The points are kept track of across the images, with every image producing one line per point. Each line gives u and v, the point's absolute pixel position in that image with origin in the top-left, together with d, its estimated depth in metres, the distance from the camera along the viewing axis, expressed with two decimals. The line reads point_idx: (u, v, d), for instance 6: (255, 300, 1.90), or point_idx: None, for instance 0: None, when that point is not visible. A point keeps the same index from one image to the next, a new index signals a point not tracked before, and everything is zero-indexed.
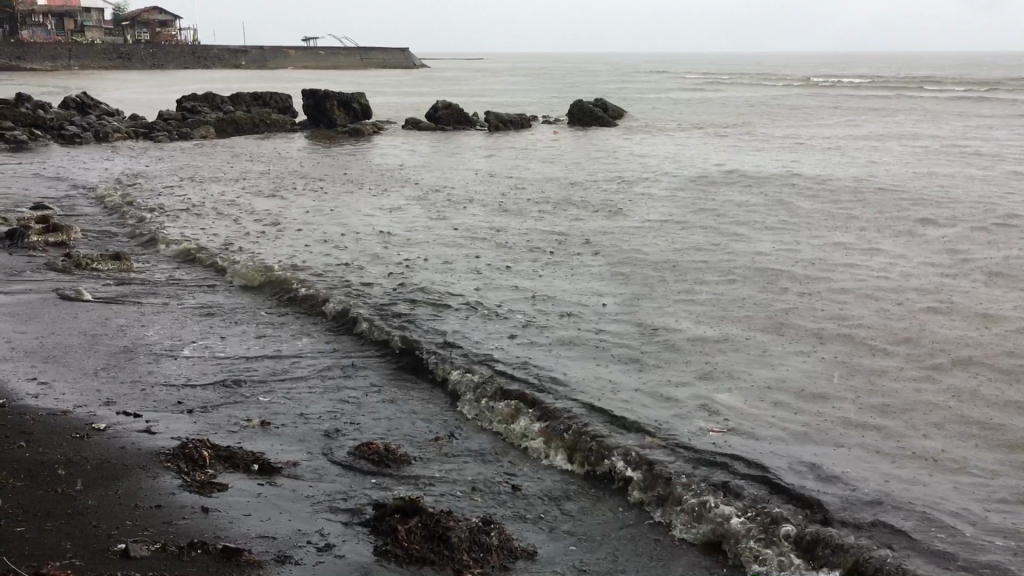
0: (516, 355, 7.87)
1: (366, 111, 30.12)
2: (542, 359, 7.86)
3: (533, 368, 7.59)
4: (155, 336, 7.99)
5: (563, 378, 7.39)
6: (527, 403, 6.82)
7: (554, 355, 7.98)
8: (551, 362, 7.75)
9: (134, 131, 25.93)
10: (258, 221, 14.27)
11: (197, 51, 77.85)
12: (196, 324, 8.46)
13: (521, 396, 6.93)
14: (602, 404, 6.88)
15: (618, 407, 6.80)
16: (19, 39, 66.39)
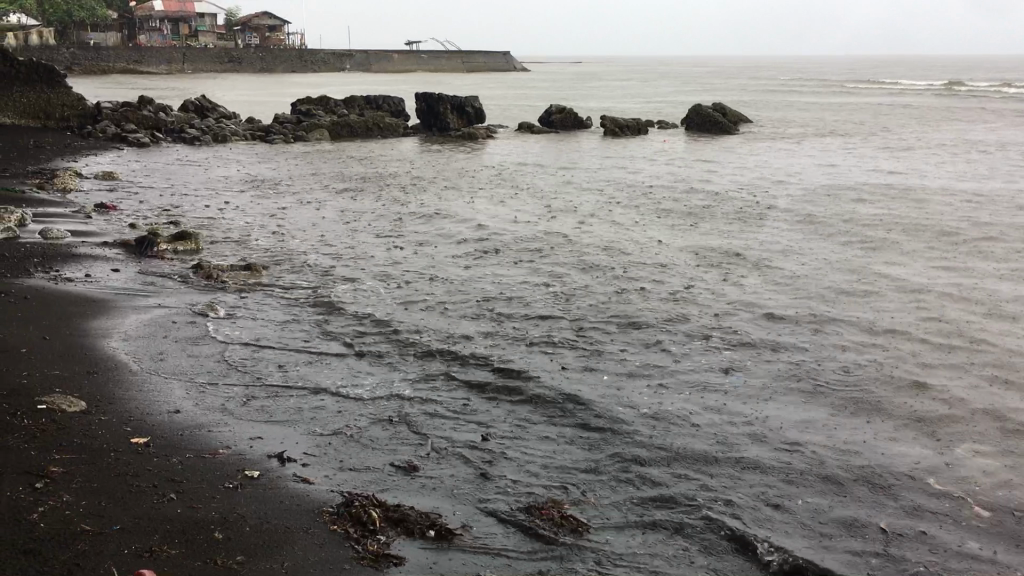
0: (695, 398, 6.98)
1: (479, 114, 29.57)
2: (726, 401, 6.95)
3: (719, 414, 6.69)
4: (299, 361, 7.31)
5: (753, 426, 6.50)
6: (722, 460, 5.91)
7: (742, 397, 7.06)
8: (734, 407, 6.84)
9: (250, 134, 25.92)
10: (385, 231, 13.72)
11: (304, 54, 79.27)
12: (340, 347, 7.74)
13: (715, 450, 6.05)
14: (805, 458, 5.98)
15: (823, 465, 5.90)
16: (137, 44, 68.56)
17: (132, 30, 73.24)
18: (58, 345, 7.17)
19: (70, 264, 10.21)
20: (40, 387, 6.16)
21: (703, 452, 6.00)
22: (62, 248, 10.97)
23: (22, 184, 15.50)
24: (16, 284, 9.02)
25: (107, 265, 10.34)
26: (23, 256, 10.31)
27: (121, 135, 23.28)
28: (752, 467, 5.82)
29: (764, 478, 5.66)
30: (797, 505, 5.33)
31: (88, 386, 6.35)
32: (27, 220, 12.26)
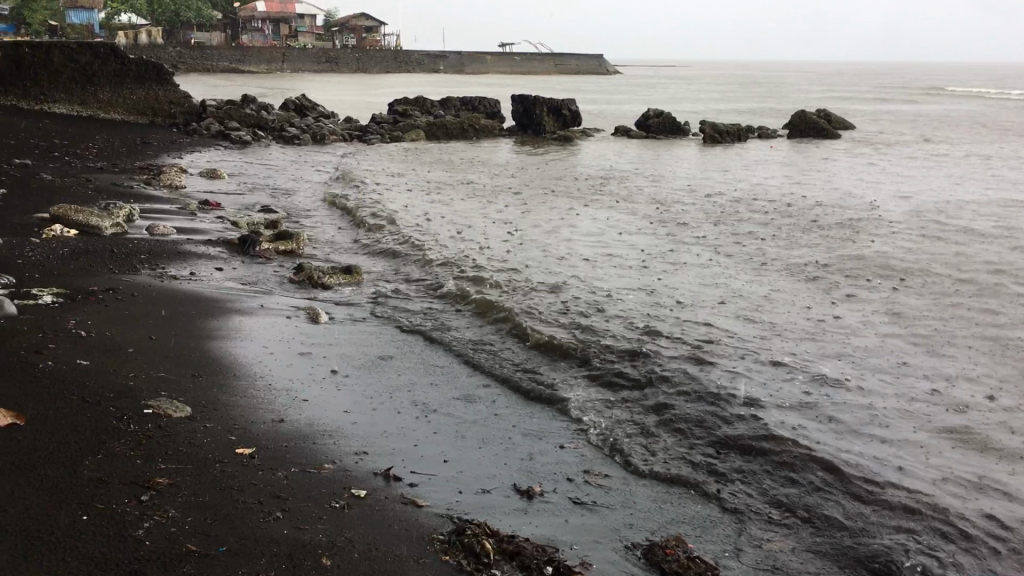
0: (819, 424, 6.53)
1: (576, 117, 29.22)
2: (850, 429, 6.48)
3: (843, 442, 6.23)
4: (404, 372, 7.07)
5: (881, 457, 6.03)
6: (852, 495, 5.45)
7: (868, 424, 6.59)
8: (861, 435, 6.37)
9: (348, 133, 26.11)
10: (483, 236, 13.50)
11: (399, 55, 80.23)
12: (445, 360, 7.47)
13: (843, 483, 5.60)
14: (941, 496, 5.50)
15: (960, 504, 5.40)
16: (240, 44, 70.41)
17: (235, 30, 75.35)
18: (164, 346, 7.11)
19: (176, 261, 10.26)
20: (146, 389, 6.06)
21: (832, 487, 5.55)
22: (168, 245, 11.05)
23: (131, 180, 15.82)
24: (125, 281, 9.08)
25: (211, 263, 10.36)
26: (131, 253, 10.41)
27: (225, 133, 23.70)
28: (884, 503, 5.36)
29: (898, 517, 5.20)
30: (935, 548, 4.88)
31: (194, 391, 6.23)
32: (135, 217, 12.44)
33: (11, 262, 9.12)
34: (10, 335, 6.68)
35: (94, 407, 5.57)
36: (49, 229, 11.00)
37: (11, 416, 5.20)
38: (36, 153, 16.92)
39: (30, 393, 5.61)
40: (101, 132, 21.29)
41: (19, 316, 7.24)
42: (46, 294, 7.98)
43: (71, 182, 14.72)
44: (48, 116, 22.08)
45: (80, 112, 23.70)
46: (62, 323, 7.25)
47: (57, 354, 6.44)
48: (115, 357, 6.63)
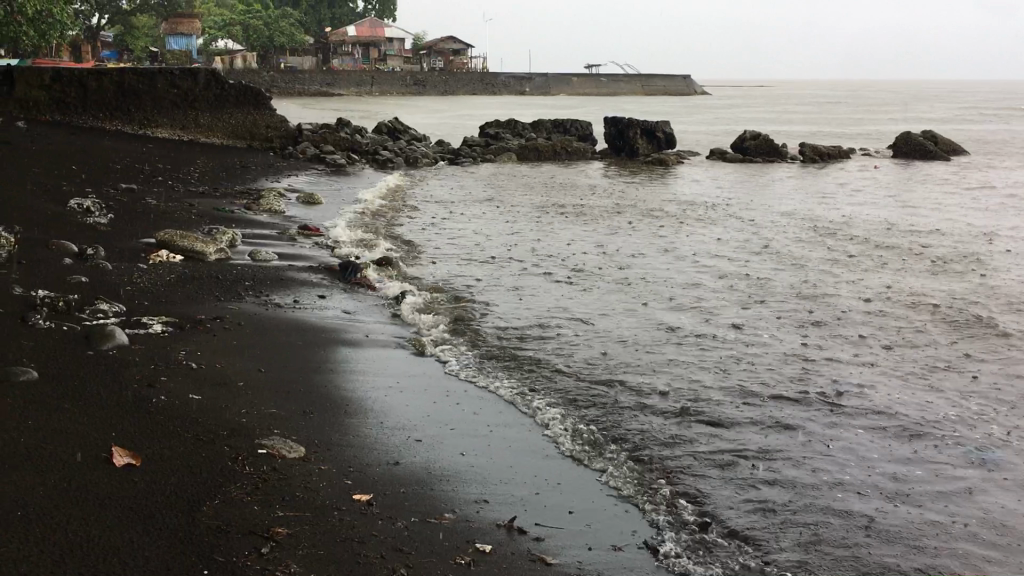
0: (965, 475, 6.03)
1: (670, 139, 28.74)
2: (1000, 482, 5.96)
3: (995, 497, 5.73)
4: (515, 413, 6.73)
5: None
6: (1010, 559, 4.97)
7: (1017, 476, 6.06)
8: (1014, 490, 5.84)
9: (441, 156, 26.18)
10: (583, 265, 13.14)
11: (486, 77, 80.67)
12: (555, 398, 7.11)
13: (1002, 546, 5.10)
14: None
15: None
16: (331, 68, 71.97)
17: (326, 54, 76.85)
18: (273, 380, 6.95)
19: (280, 289, 10.20)
20: (258, 427, 5.88)
21: (988, 550, 5.06)
22: (270, 272, 11.01)
23: (232, 204, 15.97)
24: (231, 309, 9.02)
25: (313, 291, 10.28)
26: (235, 280, 10.40)
27: (320, 157, 23.93)
28: None
29: None
30: None
31: (306, 430, 6.02)
32: (238, 242, 12.48)
33: (120, 289, 9.15)
34: (123, 368, 6.59)
35: (208, 446, 5.41)
36: (156, 254, 11.09)
37: (127, 455, 5.05)
38: (142, 177, 17.26)
39: (145, 429, 5.48)
40: (202, 156, 21.69)
41: (129, 347, 7.17)
42: (155, 323, 7.93)
43: (175, 206, 14.93)
44: (152, 141, 22.60)
45: (182, 136, 24.24)
46: (172, 354, 7.16)
47: (169, 387, 6.33)
48: (225, 392, 6.48)
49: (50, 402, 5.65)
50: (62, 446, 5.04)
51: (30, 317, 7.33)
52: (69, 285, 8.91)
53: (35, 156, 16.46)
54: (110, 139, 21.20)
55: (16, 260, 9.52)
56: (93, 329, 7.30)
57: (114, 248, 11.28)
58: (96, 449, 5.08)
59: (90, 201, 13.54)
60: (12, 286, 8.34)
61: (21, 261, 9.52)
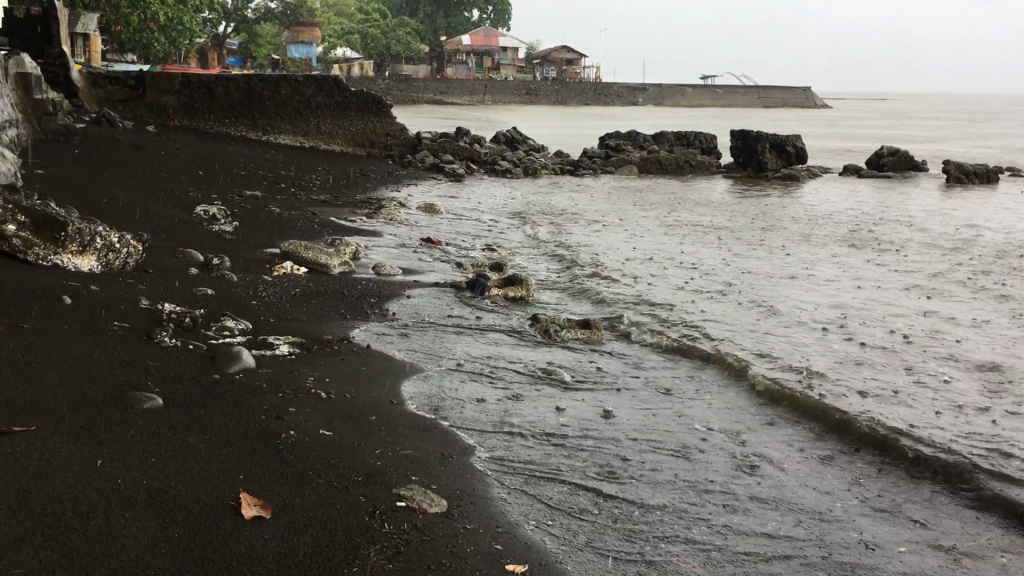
0: None
1: (800, 154, 27.43)
2: None
3: None
4: (672, 468, 5.99)
5: None
6: None
7: None
8: None
9: (559, 167, 25.61)
10: (721, 289, 12.26)
11: (598, 87, 79.94)
12: (712, 453, 6.33)
13: None
14: None
15: None
16: (445, 77, 72.55)
17: (440, 63, 77.18)
18: (405, 415, 6.38)
19: (406, 306, 9.72)
20: (394, 472, 5.30)
21: None
22: (395, 288, 10.52)
23: (354, 214, 15.67)
24: (355, 329, 8.53)
25: (440, 309, 9.74)
26: (360, 295, 9.96)
27: (438, 166, 23.62)
28: None
29: None
30: None
31: (445, 477, 5.41)
32: (360, 255, 12.07)
33: (245, 303, 8.77)
34: (249, 395, 6.11)
35: (342, 495, 4.83)
36: (279, 266, 10.74)
37: (257, 505, 4.50)
38: (265, 184, 17.17)
39: (274, 472, 4.93)
40: (322, 163, 21.66)
41: (256, 370, 6.71)
42: (281, 343, 7.49)
43: (298, 215, 14.71)
44: (274, 147, 22.69)
45: (303, 143, 24.31)
46: (300, 379, 6.67)
47: (297, 420, 5.80)
48: (356, 427, 5.93)
49: (175, 436, 5.17)
50: (188, 489, 4.53)
51: (155, 333, 6.96)
52: (194, 298, 8.57)
53: (163, 161, 16.54)
54: (235, 145, 21.34)
55: (143, 269, 9.28)
56: (219, 350, 6.87)
57: (238, 257, 10.99)
58: (223, 494, 4.55)
59: (216, 208, 13.39)
60: (139, 298, 8.03)
61: (149, 271, 9.27)
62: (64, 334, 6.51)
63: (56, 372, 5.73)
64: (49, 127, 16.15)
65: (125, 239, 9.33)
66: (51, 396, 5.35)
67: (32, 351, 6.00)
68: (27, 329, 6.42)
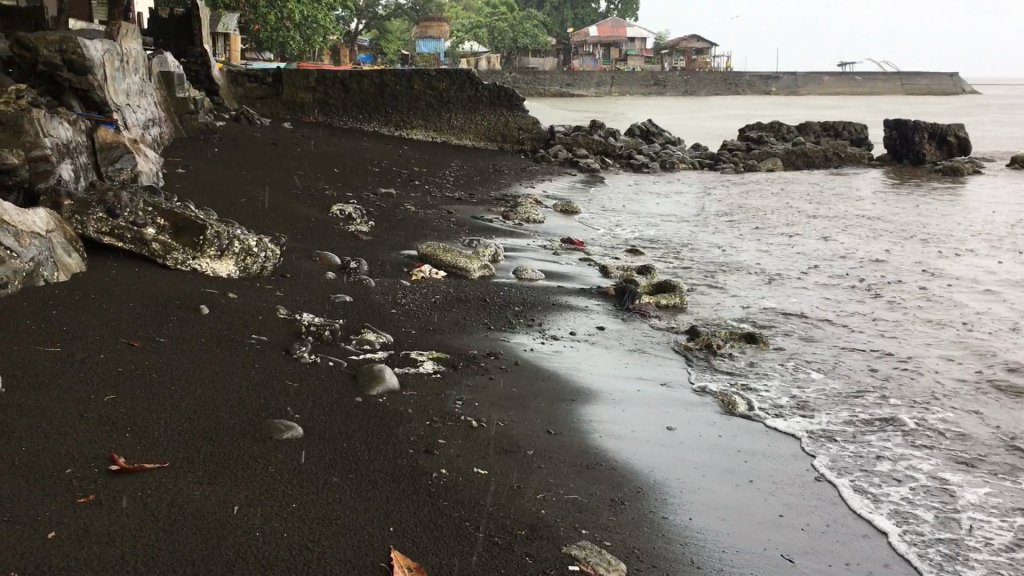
0: None
1: (963, 145, 25.43)
2: None
3: None
4: (882, 532, 5.08)
5: None
6: None
7: None
8: None
9: (699, 161, 24.47)
10: (896, 298, 11.03)
11: (729, 78, 77.53)
12: (919, 507, 5.40)
13: None
14: None
15: None
16: (572, 70, 71.72)
17: (567, 55, 76.13)
18: (565, 448, 5.67)
19: (553, 315, 9.02)
20: (561, 524, 4.58)
21: None
22: (539, 295, 9.82)
23: (490, 212, 15.10)
24: (500, 342, 7.88)
25: (589, 321, 8.99)
26: (504, 303, 9.30)
27: (572, 160, 22.88)
28: None
29: None
30: None
31: (620, 532, 4.66)
32: (500, 257, 11.43)
33: (384, 311, 8.25)
34: (395, 422, 5.52)
35: (505, 557, 4.13)
36: (418, 270, 10.21)
37: (409, 568, 3.85)
38: (399, 181, 16.83)
39: (426, 525, 4.29)
40: (456, 158, 21.28)
41: (401, 392, 6.12)
42: (425, 360, 6.89)
43: (433, 213, 14.23)
44: (406, 143, 22.43)
45: (435, 138, 23.98)
46: (448, 403, 6.04)
47: (448, 457, 5.16)
48: (512, 464, 5.25)
49: (316, 474, 4.59)
50: (331, 547, 3.93)
51: (293, 348, 6.47)
52: (333, 306, 8.10)
53: (299, 159, 16.38)
54: (368, 141, 21.17)
55: (281, 274, 8.88)
56: (361, 368, 6.32)
57: (376, 260, 10.53)
58: (372, 554, 3.94)
59: (352, 208, 13.03)
60: (276, 306, 7.60)
61: (287, 276, 8.88)
62: (200, 349, 6.09)
63: (191, 396, 5.26)
64: (191, 125, 16.24)
65: (263, 243, 8.95)
66: (186, 424, 4.86)
67: (167, 371, 5.56)
68: (162, 343, 6.02)
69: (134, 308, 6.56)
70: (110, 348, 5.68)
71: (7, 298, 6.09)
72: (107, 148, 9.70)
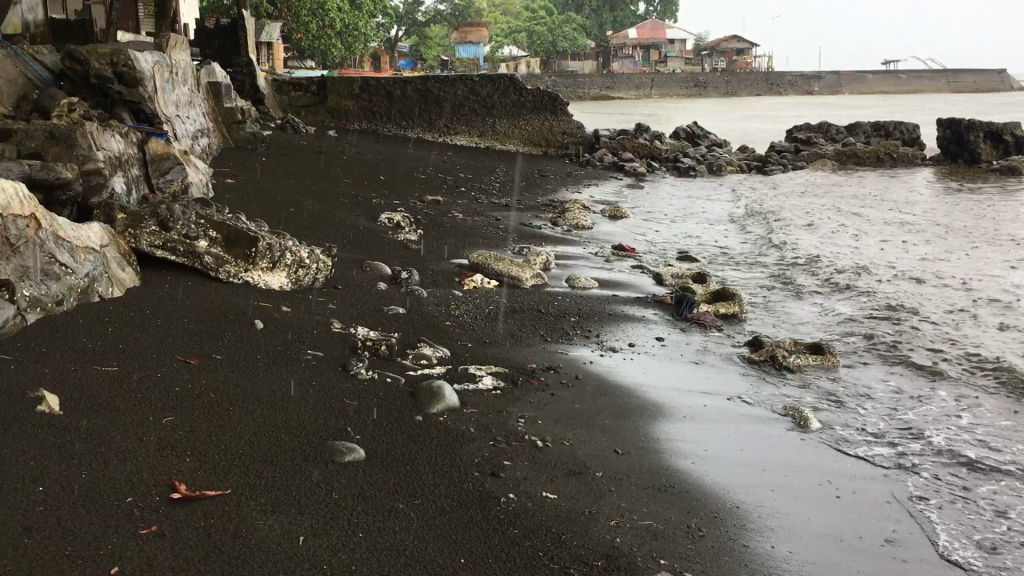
0: None
1: (1021, 144, 24.71)
2: None
3: None
4: (980, 560, 4.76)
5: None
6: None
7: None
8: None
9: (747, 164, 24.04)
10: (965, 304, 10.61)
11: (771, 78, 76.56)
12: (1013, 532, 5.08)
13: None
14: None
15: None
16: (613, 72, 71.29)
17: (607, 58, 75.72)
18: (634, 469, 5.43)
19: (610, 326, 8.78)
20: (637, 554, 4.34)
21: None
22: (595, 305, 9.58)
23: (539, 219, 14.87)
24: (559, 355, 7.65)
25: (648, 332, 8.73)
26: (559, 313, 9.08)
27: (618, 164, 22.57)
28: None
29: None
30: None
31: (700, 561, 4.41)
32: (552, 265, 11.20)
33: (439, 324, 8.06)
34: (458, 443, 5.32)
35: None
36: (470, 280, 10.02)
37: None
38: (446, 188, 16.68)
39: (498, 556, 4.08)
40: (501, 164, 21.10)
41: (462, 410, 5.92)
42: (483, 375, 6.69)
43: (481, 221, 14.04)
44: (451, 149, 22.30)
45: (479, 144, 23.82)
46: (511, 422, 5.83)
47: (515, 480, 4.94)
48: (582, 487, 5.02)
49: (381, 501, 4.41)
50: None
51: (350, 364, 6.31)
52: (387, 319, 7.93)
53: (345, 167, 16.31)
54: (413, 147, 21.07)
55: (333, 286, 8.74)
56: (419, 385, 6.14)
57: (426, 270, 10.37)
58: None
59: (400, 216, 12.89)
60: (330, 320, 7.45)
61: (339, 288, 8.74)
62: (257, 367, 5.94)
63: (250, 417, 5.10)
64: (238, 135, 16.24)
65: (315, 255, 8.81)
66: (246, 447, 4.70)
67: (225, 391, 5.41)
68: (218, 361, 5.89)
69: (189, 324, 6.44)
70: (166, 367, 5.55)
71: (64, 314, 6.00)
72: (157, 160, 9.64)
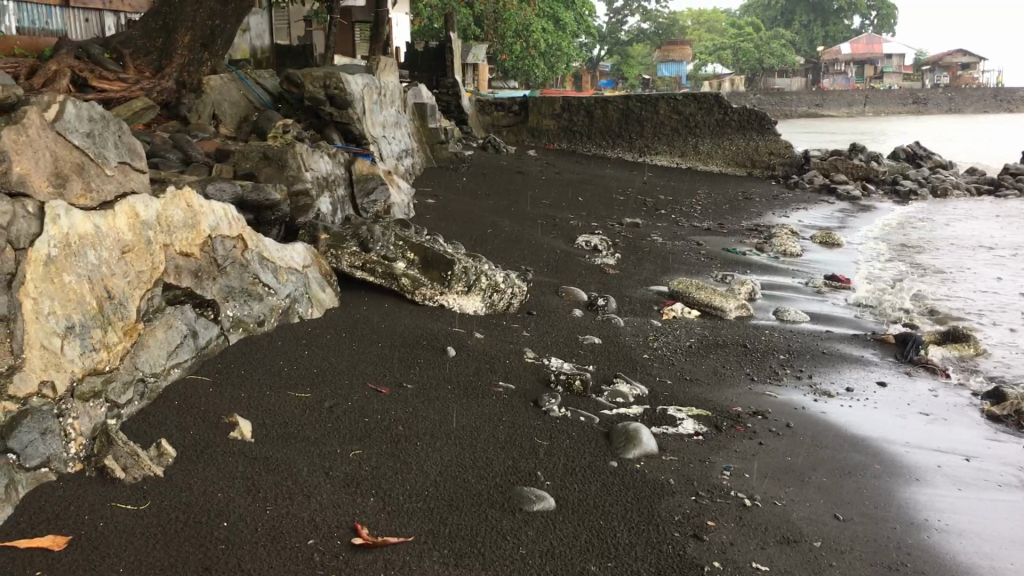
0: None
1: None
2: None
3: None
4: None
5: None
6: None
7: None
8: None
9: (976, 187, 21.99)
10: None
11: (1001, 94, 70.69)
12: None
13: None
14: None
15: None
16: (822, 89, 68.20)
17: (817, 75, 72.50)
18: (859, 541, 4.75)
19: (825, 367, 8.01)
20: None
21: None
22: (807, 341, 8.81)
23: (743, 245, 14.09)
24: (768, 399, 6.99)
25: (868, 376, 7.88)
26: (767, 350, 8.39)
27: (829, 187, 21.25)
28: None
29: None
30: None
31: None
32: (759, 296, 10.47)
33: (636, 357, 7.60)
34: (657, 497, 4.85)
35: None
36: (669, 309, 9.50)
37: None
38: (645, 210, 16.19)
39: None
40: (702, 185, 20.36)
41: (660, 457, 5.44)
42: (685, 418, 6.18)
43: (681, 245, 13.46)
44: (652, 169, 21.76)
45: (680, 164, 23.13)
46: (715, 475, 5.29)
47: (721, 546, 4.41)
48: (798, 558, 4.43)
49: (572, 561, 4.02)
50: None
51: (542, 400, 5.97)
52: (581, 350, 7.56)
53: (543, 187, 16.17)
54: (612, 168, 20.72)
55: (527, 311, 8.48)
56: (616, 426, 5.72)
57: (624, 297, 9.93)
58: None
59: (598, 239, 12.53)
60: (522, 349, 7.18)
61: (533, 314, 8.46)
62: (448, 399, 5.72)
63: (438, 455, 4.85)
64: (441, 154, 16.47)
65: (510, 279, 8.59)
66: (433, 490, 4.45)
67: (414, 424, 5.20)
68: (409, 391, 5.72)
69: (382, 349, 6.34)
70: (357, 396, 5.42)
71: (265, 334, 6.03)
72: (363, 179, 9.80)
